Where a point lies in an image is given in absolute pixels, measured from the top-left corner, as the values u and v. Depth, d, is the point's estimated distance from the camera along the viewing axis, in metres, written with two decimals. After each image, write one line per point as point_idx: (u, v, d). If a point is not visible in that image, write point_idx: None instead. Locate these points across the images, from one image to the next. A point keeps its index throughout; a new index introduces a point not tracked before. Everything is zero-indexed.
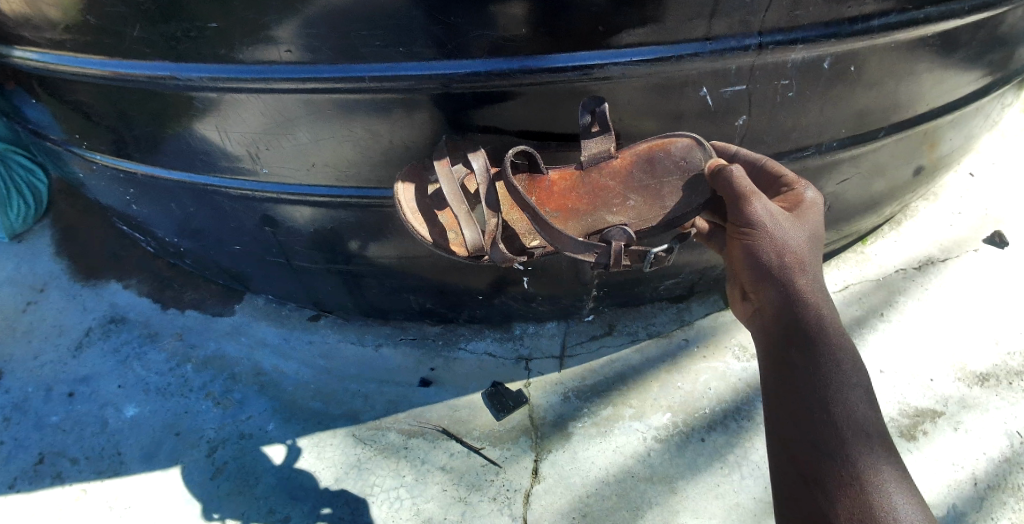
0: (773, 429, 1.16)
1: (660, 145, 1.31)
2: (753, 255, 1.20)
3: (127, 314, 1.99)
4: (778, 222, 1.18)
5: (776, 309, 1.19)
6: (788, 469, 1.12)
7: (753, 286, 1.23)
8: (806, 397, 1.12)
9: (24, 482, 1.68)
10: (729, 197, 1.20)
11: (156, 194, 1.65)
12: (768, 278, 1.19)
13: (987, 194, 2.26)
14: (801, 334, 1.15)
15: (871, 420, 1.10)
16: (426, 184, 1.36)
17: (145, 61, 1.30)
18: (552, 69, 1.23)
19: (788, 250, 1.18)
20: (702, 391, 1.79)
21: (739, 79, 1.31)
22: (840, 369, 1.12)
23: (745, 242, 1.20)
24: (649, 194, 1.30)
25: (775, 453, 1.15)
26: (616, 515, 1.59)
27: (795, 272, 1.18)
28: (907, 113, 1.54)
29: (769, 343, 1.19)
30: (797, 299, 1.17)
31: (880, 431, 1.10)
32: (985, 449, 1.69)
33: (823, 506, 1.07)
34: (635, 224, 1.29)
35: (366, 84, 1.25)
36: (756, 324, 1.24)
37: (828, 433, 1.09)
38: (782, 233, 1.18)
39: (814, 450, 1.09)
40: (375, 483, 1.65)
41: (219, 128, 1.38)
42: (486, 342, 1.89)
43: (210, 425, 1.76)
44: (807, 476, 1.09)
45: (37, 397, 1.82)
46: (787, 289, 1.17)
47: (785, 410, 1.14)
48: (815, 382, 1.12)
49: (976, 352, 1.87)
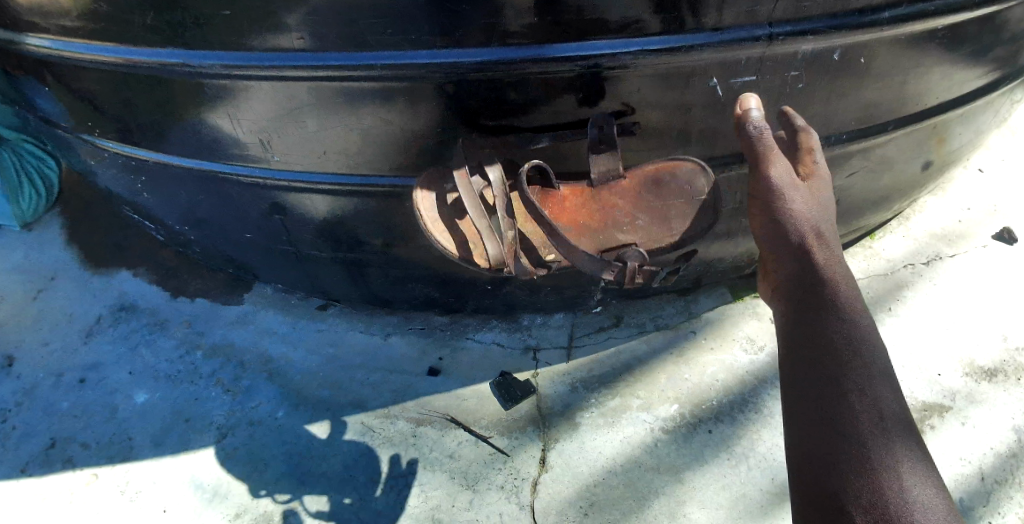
0: (789, 393, 1.11)
1: (666, 168, 1.40)
2: (777, 224, 1.25)
3: (135, 302, 2.00)
4: (798, 192, 1.25)
5: (800, 278, 1.21)
6: (802, 430, 1.06)
7: (775, 262, 1.26)
8: (831, 359, 1.09)
9: (35, 467, 1.69)
10: (753, 160, 1.27)
11: (164, 182, 1.66)
12: (790, 248, 1.23)
13: (995, 190, 2.25)
14: (828, 301, 1.15)
15: (895, 401, 1.04)
16: (443, 191, 1.38)
17: (156, 48, 1.31)
18: (561, 58, 1.24)
19: (808, 220, 1.24)
20: (709, 382, 1.80)
21: (747, 70, 1.31)
22: (870, 339, 1.10)
23: (769, 209, 1.26)
24: (656, 215, 1.38)
25: (790, 416, 1.09)
26: (622, 505, 1.60)
27: (815, 244, 1.22)
28: (916, 106, 1.54)
29: (793, 310, 1.18)
30: (821, 270, 1.19)
31: (902, 413, 1.04)
32: (992, 444, 1.69)
33: (840, 466, 1.00)
34: (646, 244, 1.37)
35: (375, 72, 1.26)
36: (777, 302, 1.25)
37: (851, 395, 1.05)
38: (801, 203, 1.25)
39: (826, 421, 1.04)
40: (382, 470, 1.66)
41: (229, 115, 1.39)
42: (493, 332, 1.91)
43: (218, 412, 1.77)
44: (826, 436, 1.03)
45: (47, 384, 1.84)
46: (811, 260, 1.21)
47: (805, 370, 1.10)
48: (842, 345, 1.09)
49: (984, 346, 1.87)
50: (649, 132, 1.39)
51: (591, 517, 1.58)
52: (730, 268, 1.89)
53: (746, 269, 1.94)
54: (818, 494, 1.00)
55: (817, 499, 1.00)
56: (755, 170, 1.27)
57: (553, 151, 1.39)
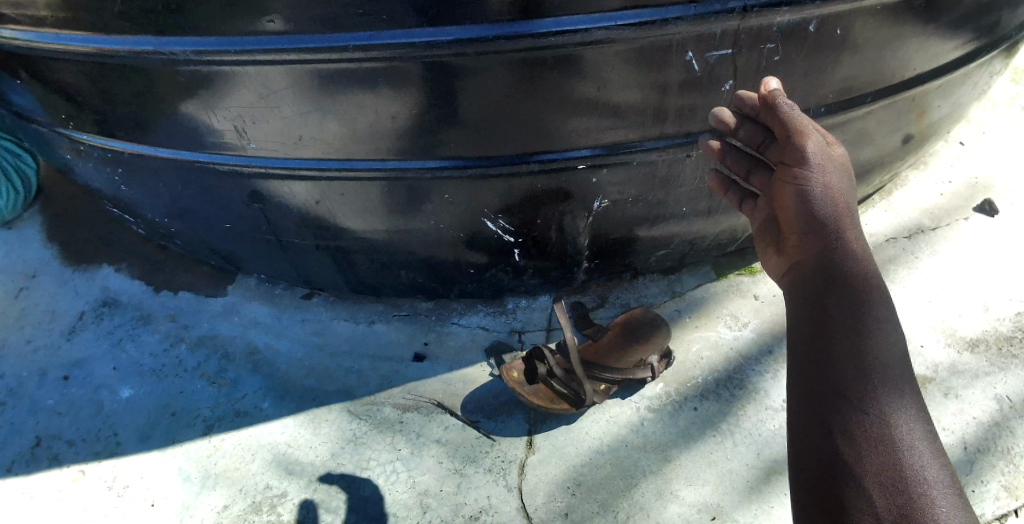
0: (796, 381, 1.13)
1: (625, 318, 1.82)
2: (803, 200, 1.23)
3: (119, 297, 1.98)
4: (830, 170, 1.23)
5: (819, 257, 1.20)
6: (805, 417, 1.08)
7: (796, 237, 1.24)
8: (840, 347, 1.10)
9: (21, 466, 1.67)
10: (785, 131, 1.26)
11: (143, 174, 1.64)
12: (815, 225, 1.21)
13: (977, 163, 2.26)
14: (842, 283, 1.15)
15: (907, 382, 1.07)
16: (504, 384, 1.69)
17: (127, 36, 1.28)
18: (536, 34, 1.23)
19: (837, 201, 1.22)
20: (694, 360, 1.81)
21: (724, 43, 1.30)
22: (880, 326, 1.11)
23: (796, 184, 1.24)
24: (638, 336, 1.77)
25: (796, 406, 1.10)
26: (611, 484, 1.60)
27: (844, 224, 1.21)
28: (894, 78, 1.54)
29: (802, 292, 1.19)
30: (844, 250, 1.18)
31: (913, 393, 1.07)
32: (975, 414, 1.70)
33: (844, 457, 1.02)
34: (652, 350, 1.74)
35: (349, 54, 1.25)
36: (791, 278, 1.25)
37: (860, 386, 1.06)
38: (832, 181, 1.23)
39: (840, 399, 1.06)
40: (370, 457, 1.66)
41: (204, 103, 1.37)
42: (479, 316, 1.91)
43: (205, 404, 1.76)
44: (835, 428, 1.04)
45: (32, 382, 1.82)
46: (836, 238, 1.19)
47: (813, 360, 1.11)
48: (851, 332, 1.11)
49: (966, 317, 1.88)
50: (627, 108, 1.38)
51: (580, 497, 1.59)
52: (713, 246, 1.90)
53: (729, 247, 1.94)
54: (823, 490, 1.01)
55: (821, 492, 1.02)
56: (786, 142, 1.26)
57: (531, 129, 1.38)
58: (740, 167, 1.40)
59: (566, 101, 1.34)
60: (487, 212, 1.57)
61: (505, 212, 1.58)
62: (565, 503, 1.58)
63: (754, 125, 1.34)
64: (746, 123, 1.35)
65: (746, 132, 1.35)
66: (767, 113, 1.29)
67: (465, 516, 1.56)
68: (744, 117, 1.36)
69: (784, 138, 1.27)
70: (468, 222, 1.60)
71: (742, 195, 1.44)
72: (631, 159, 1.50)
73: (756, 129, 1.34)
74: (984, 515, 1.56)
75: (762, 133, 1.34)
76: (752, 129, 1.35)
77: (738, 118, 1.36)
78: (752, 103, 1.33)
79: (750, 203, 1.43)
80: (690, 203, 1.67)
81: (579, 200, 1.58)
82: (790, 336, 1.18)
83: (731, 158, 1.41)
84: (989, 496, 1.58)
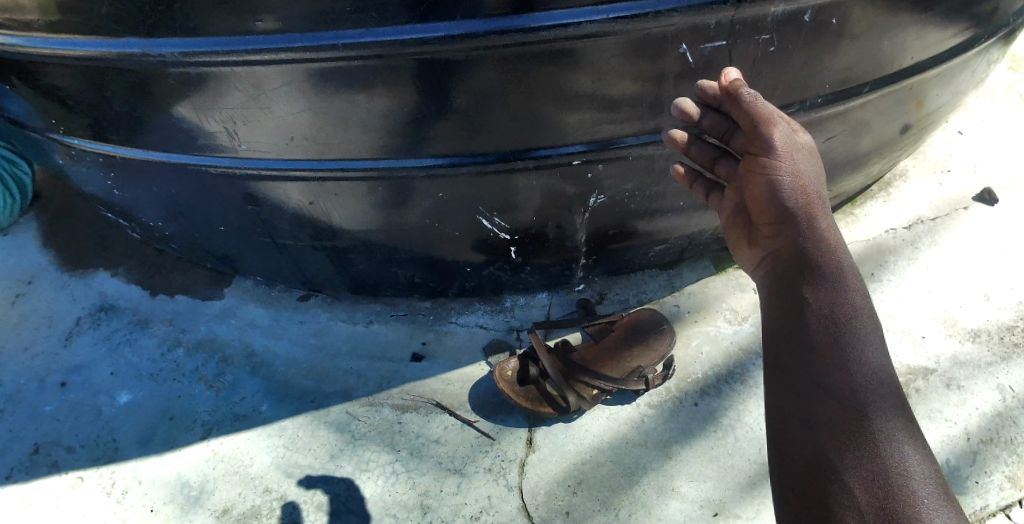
0: (774, 374, 1.13)
1: (631, 319, 1.81)
2: (774, 188, 1.23)
3: (116, 302, 1.97)
4: (798, 157, 1.24)
5: (793, 246, 1.20)
6: (785, 410, 1.09)
7: (769, 226, 1.25)
8: (816, 336, 1.11)
9: (20, 473, 1.66)
10: (750, 120, 1.24)
11: (137, 178, 1.63)
12: (788, 217, 1.22)
13: (975, 152, 2.25)
14: (817, 272, 1.16)
15: (885, 369, 1.09)
16: (506, 371, 1.71)
17: (114, 38, 1.27)
18: (528, 29, 1.22)
19: (808, 189, 1.23)
20: (695, 355, 1.80)
21: (718, 34, 1.29)
22: (855, 312, 1.13)
23: (766, 172, 1.24)
24: (641, 344, 1.77)
25: (775, 398, 1.12)
26: (612, 482, 1.59)
27: (816, 212, 1.22)
28: (890, 68, 1.52)
29: (778, 283, 1.20)
30: (817, 238, 1.20)
31: (893, 380, 1.08)
32: (978, 405, 1.69)
33: (826, 449, 1.03)
34: (648, 359, 1.74)
35: (338, 52, 1.23)
36: (765, 270, 1.26)
37: (837, 375, 1.07)
38: (801, 168, 1.24)
39: (818, 391, 1.07)
40: (369, 459, 1.65)
41: (195, 105, 1.36)
42: (478, 315, 1.90)
43: (203, 408, 1.75)
44: (816, 420, 1.06)
45: (30, 388, 1.81)
46: (810, 227, 1.20)
47: (792, 350, 1.12)
48: (828, 321, 1.12)
49: (967, 308, 1.87)
50: (622, 101, 1.37)
51: (581, 495, 1.58)
52: (712, 239, 1.89)
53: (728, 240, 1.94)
54: (806, 483, 1.03)
55: (804, 485, 1.03)
56: (752, 131, 1.25)
57: (525, 127, 1.37)
58: (704, 157, 1.38)
59: (559, 97, 1.33)
60: (482, 209, 1.57)
61: (501, 210, 1.57)
62: (567, 501, 1.57)
63: (717, 115, 1.32)
64: (710, 113, 1.32)
65: (710, 121, 1.32)
66: (730, 102, 1.25)
67: (466, 516, 1.55)
68: (706, 105, 1.33)
69: (750, 128, 1.25)
70: (463, 220, 1.59)
71: (709, 186, 1.42)
72: (626, 154, 1.49)
73: (721, 118, 1.32)
74: (987, 507, 1.55)
75: (726, 122, 1.32)
76: (716, 118, 1.32)
77: (702, 108, 1.32)
78: (714, 93, 1.29)
79: (717, 193, 1.41)
80: (687, 197, 1.66)
81: (576, 196, 1.57)
82: (767, 327, 1.19)
83: (695, 149, 1.38)
84: (992, 488, 1.57)
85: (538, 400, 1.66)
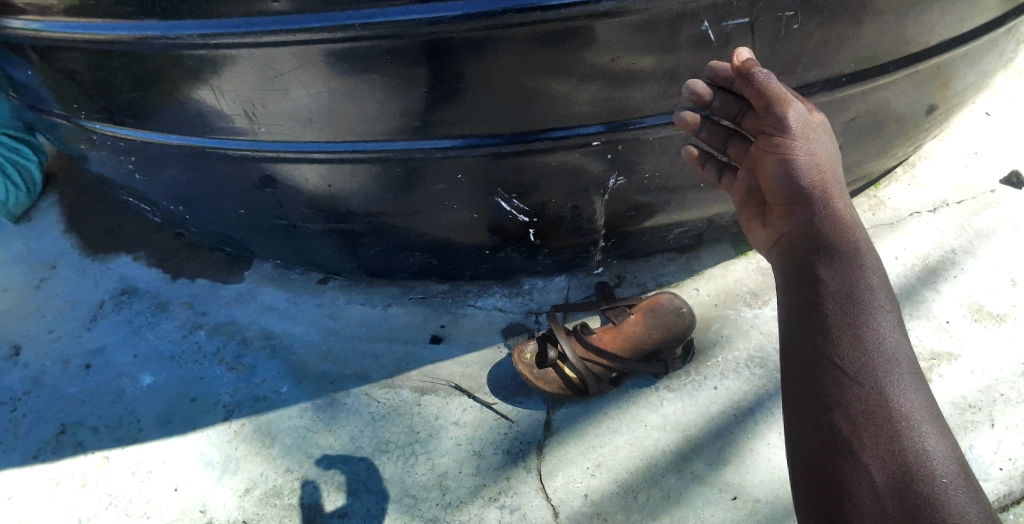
0: (790, 355, 1.12)
1: (652, 302, 1.78)
2: (789, 168, 1.21)
3: (137, 286, 1.99)
4: (814, 136, 1.21)
5: (807, 226, 1.20)
6: (800, 391, 1.08)
7: (783, 206, 1.24)
8: (833, 316, 1.10)
9: (47, 453, 1.69)
10: (763, 100, 1.20)
11: (156, 162, 1.64)
12: (803, 197, 1.21)
13: (1001, 133, 2.21)
14: (833, 251, 1.16)
15: (902, 348, 1.08)
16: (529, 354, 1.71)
17: (132, 21, 1.27)
18: (545, 7, 1.20)
19: (822, 168, 1.21)
20: (714, 338, 1.79)
21: (739, 11, 1.26)
22: (872, 292, 1.12)
23: (779, 151, 1.22)
24: (660, 327, 1.73)
25: (789, 380, 1.11)
26: (630, 464, 1.59)
27: (832, 192, 1.21)
28: (916, 46, 1.49)
29: (794, 263, 1.19)
30: (832, 217, 1.19)
31: (911, 362, 1.08)
32: (1003, 389, 1.66)
33: (843, 430, 1.02)
34: (665, 341, 1.72)
35: (354, 32, 1.23)
36: (780, 251, 1.25)
37: (854, 356, 1.07)
38: (817, 148, 1.22)
39: (834, 371, 1.06)
40: (388, 439, 1.66)
41: (212, 88, 1.36)
42: (495, 298, 1.90)
43: (224, 389, 1.77)
44: (831, 400, 1.05)
45: (54, 370, 1.84)
46: (825, 206, 1.20)
47: (806, 330, 1.11)
48: (845, 302, 1.11)
49: (993, 292, 1.83)
50: (641, 78, 1.34)
51: (599, 478, 1.58)
52: (731, 222, 1.88)
53: None
54: (820, 465, 1.03)
55: (818, 467, 1.03)
56: (765, 111, 1.21)
57: (543, 105, 1.36)
58: (716, 140, 1.36)
59: (577, 74, 1.31)
60: (500, 191, 1.56)
61: (519, 191, 1.56)
62: (585, 483, 1.57)
63: (728, 96, 1.28)
64: (721, 94, 1.28)
65: (721, 102, 1.28)
66: (743, 82, 1.21)
67: (484, 497, 1.56)
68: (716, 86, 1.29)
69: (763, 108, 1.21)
70: (481, 201, 1.58)
71: (720, 167, 1.41)
72: (645, 135, 1.48)
73: (732, 99, 1.28)
74: (1012, 493, 1.53)
75: (737, 103, 1.28)
76: (726, 99, 1.29)
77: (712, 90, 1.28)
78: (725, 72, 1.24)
79: (729, 175, 1.41)
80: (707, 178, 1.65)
81: (594, 177, 1.56)
82: (782, 309, 1.18)
83: (706, 132, 1.35)
84: (1018, 474, 1.55)
85: (557, 382, 1.67)
